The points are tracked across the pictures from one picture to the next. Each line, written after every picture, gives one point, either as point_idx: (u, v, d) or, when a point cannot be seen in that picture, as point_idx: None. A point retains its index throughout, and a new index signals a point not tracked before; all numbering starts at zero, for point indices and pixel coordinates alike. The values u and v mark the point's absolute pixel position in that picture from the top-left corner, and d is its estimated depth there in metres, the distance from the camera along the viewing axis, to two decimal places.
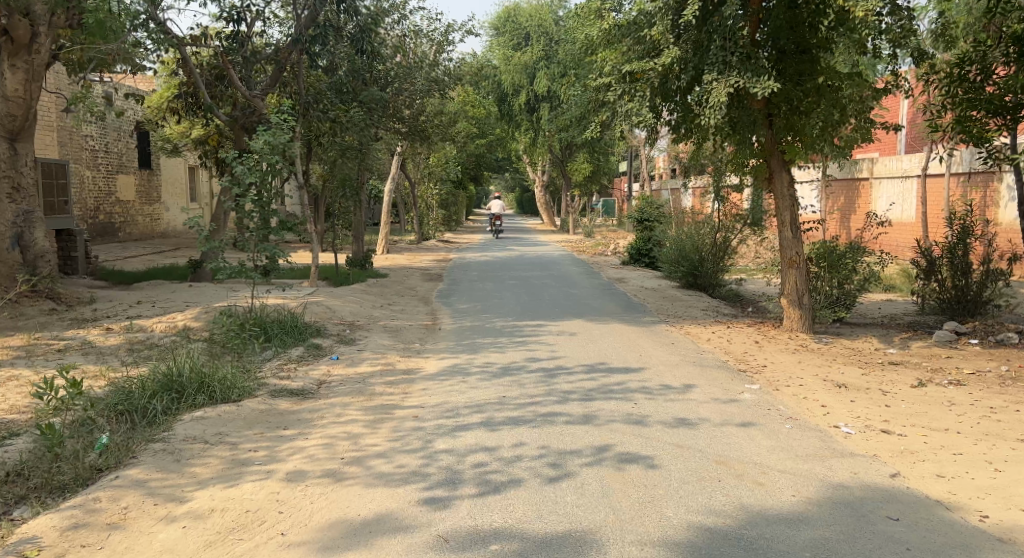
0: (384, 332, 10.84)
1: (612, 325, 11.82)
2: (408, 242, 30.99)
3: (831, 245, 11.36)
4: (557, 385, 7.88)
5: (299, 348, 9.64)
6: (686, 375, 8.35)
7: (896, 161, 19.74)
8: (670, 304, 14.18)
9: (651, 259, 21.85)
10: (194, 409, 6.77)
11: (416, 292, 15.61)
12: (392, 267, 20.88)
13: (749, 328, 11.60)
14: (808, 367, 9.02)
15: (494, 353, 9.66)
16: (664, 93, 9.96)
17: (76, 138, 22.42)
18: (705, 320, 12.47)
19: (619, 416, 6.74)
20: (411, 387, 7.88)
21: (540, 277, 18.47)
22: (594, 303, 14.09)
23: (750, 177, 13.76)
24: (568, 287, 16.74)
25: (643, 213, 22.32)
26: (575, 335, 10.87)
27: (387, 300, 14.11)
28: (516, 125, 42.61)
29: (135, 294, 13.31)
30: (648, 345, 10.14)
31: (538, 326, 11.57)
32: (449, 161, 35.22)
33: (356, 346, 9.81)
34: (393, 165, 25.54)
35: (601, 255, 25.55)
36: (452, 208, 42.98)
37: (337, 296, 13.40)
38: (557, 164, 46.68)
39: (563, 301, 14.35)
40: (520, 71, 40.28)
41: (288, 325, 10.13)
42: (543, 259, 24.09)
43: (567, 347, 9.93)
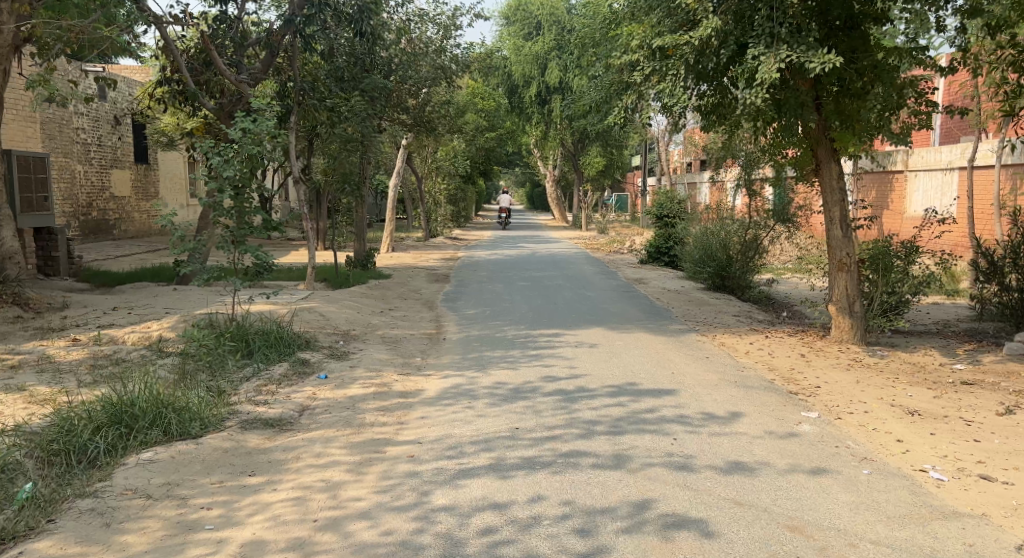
0: (382, 344, 9.68)
1: (636, 335, 10.61)
2: (415, 240, 29.82)
3: (884, 245, 10.19)
4: (579, 413, 6.69)
5: (283, 364, 8.48)
6: (730, 401, 7.13)
7: (934, 153, 18.45)
8: (696, 309, 12.97)
9: (671, 257, 20.62)
10: (143, 449, 5.59)
11: (420, 295, 14.45)
12: (397, 266, 19.74)
13: (790, 338, 10.41)
14: (869, 388, 7.81)
15: (505, 369, 8.48)
16: (699, 72, 8.80)
17: (66, 131, 21.38)
18: (739, 329, 11.27)
19: (657, 457, 5.54)
20: (407, 415, 6.70)
21: (554, 278, 17.29)
22: (614, 307, 12.90)
23: (787, 169, 12.57)
24: (583, 288, 15.56)
25: (662, 207, 21.10)
26: (596, 347, 9.68)
27: (389, 305, 12.95)
28: (527, 117, 41.40)
29: (113, 298, 12.12)
30: (680, 359, 8.93)
31: (554, 336, 10.37)
32: (458, 154, 34.08)
33: (348, 361, 8.63)
34: (398, 159, 24.37)
35: (618, 253, 24.33)
36: (462, 203, 41.82)
37: (334, 301, 12.25)
38: (570, 158, 45.49)
39: (580, 305, 13.19)
40: (531, 62, 39.07)
41: (273, 337, 8.96)
42: (557, 258, 22.90)
43: (589, 363, 8.72)
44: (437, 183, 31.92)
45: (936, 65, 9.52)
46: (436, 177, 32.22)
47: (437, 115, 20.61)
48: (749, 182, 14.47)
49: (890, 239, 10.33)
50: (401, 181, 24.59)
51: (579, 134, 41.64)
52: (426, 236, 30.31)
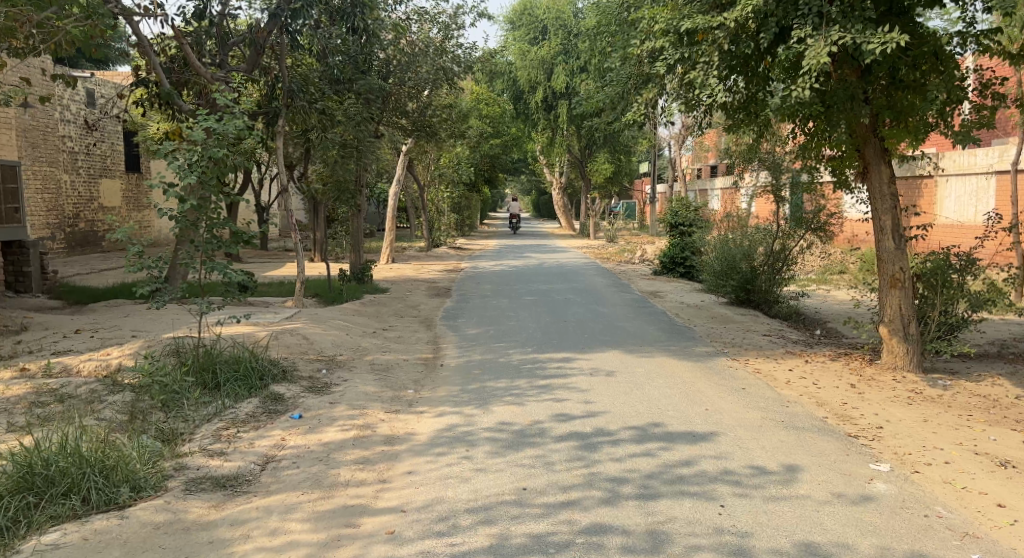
0: (370, 372, 8.53)
1: (659, 360, 9.42)
2: (417, 251, 28.67)
3: (941, 257, 9.01)
4: (600, 468, 5.52)
5: (254, 399, 7.33)
6: (781, 451, 5.96)
7: (968, 156, 17.39)
8: (722, 328, 11.76)
9: (687, 268, 19.42)
10: (50, 527, 4.43)
11: (419, 312, 13.29)
12: (396, 279, 18.59)
13: (835, 365, 9.23)
14: (942, 431, 6.64)
15: (510, 405, 7.32)
16: (733, 59, 7.66)
17: (52, 138, 20.21)
18: (773, 351, 10.08)
19: (703, 537, 4.37)
20: (391, 470, 5.55)
21: (563, 292, 16.13)
22: (632, 326, 11.71)
23: (824, 174, 11.41)
24: (595, 303, 14.37)
25: (677, 215, 19.73)
26: (614, 375, 8.51)
27: (383, 325, 11.81)
28: (533, 124, 40.29)
29: (79, 319, 10.92)
30: (712, 392, 7.74)
31: (566, 361, 9.20)
32: (462, 161, 32.94)
33: (329, 396, 7.45)
34: (399, 164, 23.23)
35: (629, 263, 23.16)
36: (466, 212, 40.67)
37: (322, 321, 11.10)
38: (577, 165, 44.32)
39: (594, 323, 12.02)
40: (537, 66, 38.02)
41: (243, 365, 7.83)
42: (565, 269, 21.77)
43: (607, 397, 7.55)
44: (439, 191, 30.77)
45: (1002, 52, 8.34)
46: (438, 185, 31.08)
47: (439, 116, 19.46)
48: (775, 188, 13.31)
49: (946, 250, 9.15)
50: (402, 188, 23.48)
51: (587, 140, 40.47)
52: (429, 246, 29.16)
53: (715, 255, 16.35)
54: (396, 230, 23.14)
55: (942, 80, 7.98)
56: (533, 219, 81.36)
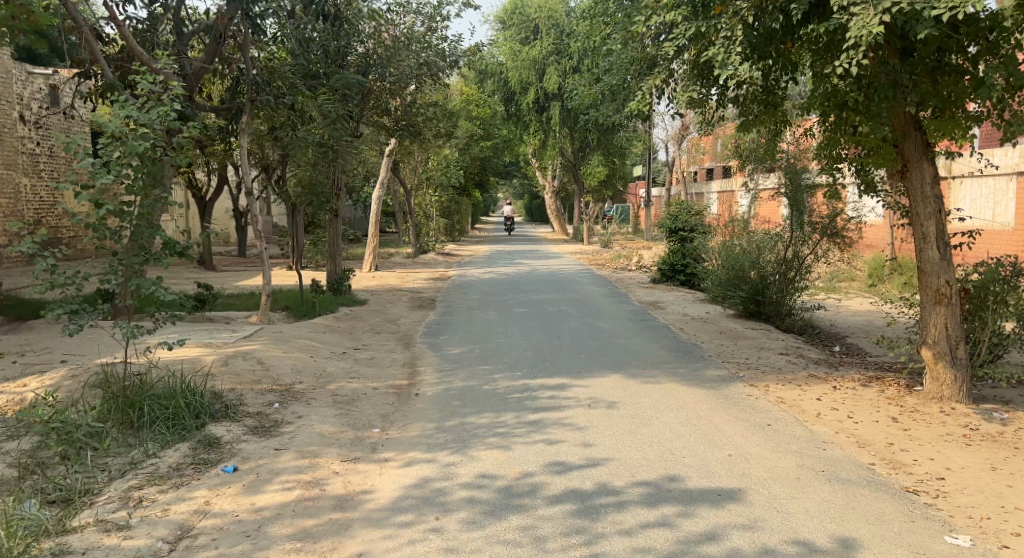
0: (331, 405, 7.31)
1: (667, 385, 8.20)
2: (403, 257, 27.45)
3: (991, 269, 7.85)
4: (603, 547, 4.36)
5: (183, 445, 6.10)
6: (830, 518, 4.78)
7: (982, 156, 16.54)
8: (732, 345, 10.59)
9: (688, 275, 18.26)
10: None
11: (397, 328, 12.08)
12: (378, 289, 17.37)
13: (867, 393, 8.04)
14: (1018, 484, 5.48)
15: (492, 449, 6.12)
16: (757, 35, 6.49)
17: (10, 139, 18.97)
18: (794, 374, 8.89)
19: None
20: (338, 550, 4.37)
21: (556, 303, 14.94)
22: (634, 345, 10.51)
23: (846, 174, 10.27)
24: (590, 316, 13.22)
25: (676, 219, 18.52)
26: (616, 406, 7.31)
27: (355, 343, 10.58)
28: (524, 126, 39.15)
29: (9, 339, 9.67)
30: (733, 431, 6.55)
31: (559, 389, 7.99)
32: (451, 164, 31.72)
33: (277, 438, 6.23)
34: (383, 166, 22.00)
35: (626, 271, 22.00)
36: (456, 217, 39.49)
37: (286, 340, 9.87)
38: (570, 168, 43.16)
39: (589, 341, 10.84)
40: (529, 67, 36.94)
41: (175, 396, 6.59)
42: (559, 277, 20.63)
43: (609, 437, 6.35)
44: (426, 195, 29.54)
45: None
46: (426, 188, 29.84)
47: (424, 115, 18.33)
48: (785, 193, 12.10)
49: (995, 260, 7.99)
50: (385, 192, 22.24)
51: (581, 142, 39.32)
52: (416, 253, 27.92)
53: (719, 264, 15.17)
54: (379, 237, 21.89)
55: (998, 61, 6.68)
56: (525, 222, 80.13)
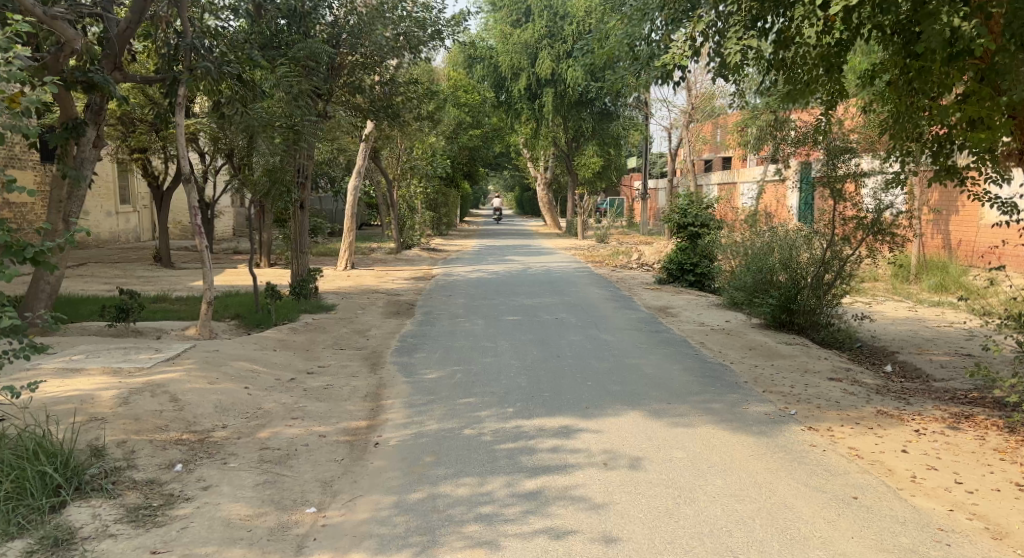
0: (255, 466, 5.39)
1: (702, 430, 6.30)
2: (385, 253, 25.53)
3: None
4: None
5: (17, 543, 4.21)
6: None
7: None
8: (768, 367, 8.72)
9: (697, 275, 16.40)
10: None
11: (365, 342, 10.15)
12: (350, 291, 15.44)
13: (965, 440, 6.15)
14: None
15: (471, 550, 4.23)
16: None
17: None
18: (859, 411, 6.99)
19: None
20: None
21: (552, 309, 13.06)
22: (647, 366, 8.61)
23: (914, 157, 8.41)
24: (594, 325, 11.43)
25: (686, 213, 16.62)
26: (640, 466, 5.43)
27: (309, 366, 8.63)
28: (515, 114, 37.22)
29: None
30: (808, 513, 4.67)
31: (563, 437, 6.08)
32: (437, 153, 29.77)
33: (158, 535, 4.32)
34: (360, 154, 20.09)
35: (627, 269, 20.12)
36: (444, 209, 37.57)
37: (219, 363, 7.92)
38: (563, 159, 41.25)
39: (593, 360, 8.94)
40: (520, 51, 35.03)
41: (22, 459, 4.68)
42: (554, 276, 18.75)
43: (637, 525, 4.46)
44: (411, 185, 27.58)
45: None
46: (411, 178, 27.87)
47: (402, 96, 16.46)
48: (823, 180, 10.22)
49: None
50: (361, 182, 20.30)
51: (574, 131, 37.43)
52: (398, 249, 25.92)
53: (739, 264, 13.27)
54: (356, 231, 19.93)
55: None
56: (515, 216, 78.06)
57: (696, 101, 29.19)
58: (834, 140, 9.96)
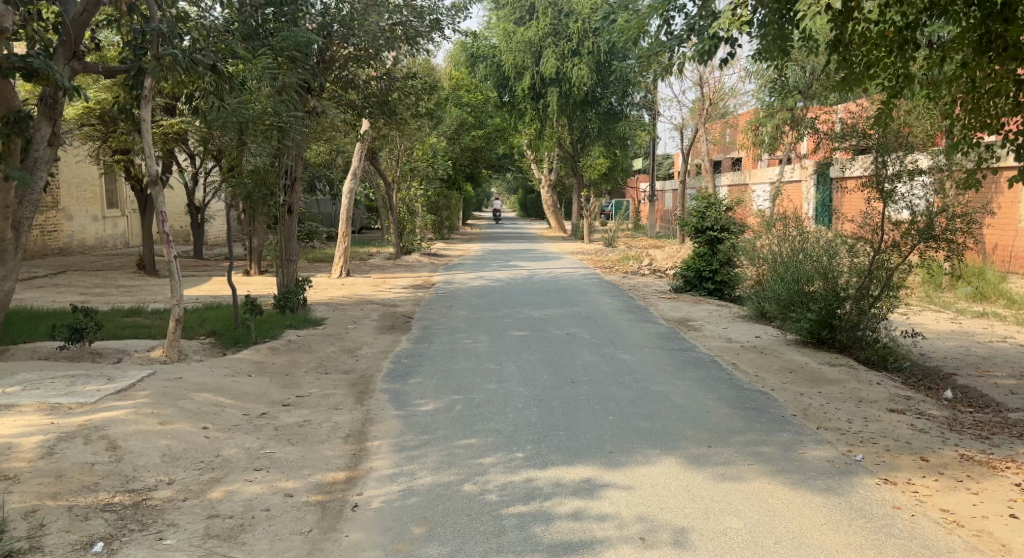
0: (197, 545, 4.24)
1: (755, 485, 5.13)
2: (383, 259, 24.41)
3: None
4: None
5: None
6: None
7: None
8: (814, 396, 7.55)
9: (716, 283, 15.24)
10: None
11: (353, 364, 9.01)
12: (342, 302, 14.30)
13: None
14: None
15: None
16: None
17: None
18: (938, 456, 5.81)
19: None
20: None
21: (562, 323, 11.90)
22: (676, 395, 7.45)
23: (987, 153, 7.24)
24: (609, 341, 10.28)
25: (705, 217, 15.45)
26: (687, 543, 4.27)
27: (286, 396, 7.48)
28: (519, 114, 36.10)
29: None
30: None
31: (586, 497, 4.92)
32: (438, 155, 28.64)
33: None
34: (356, 155, 18.97)
35: (639, 276, 18.97)
36: (445, 213, 36.49)
37: (178, 395, 6.76)
38: (568, 161, 40.08)
39: (613, 386, 7.79)
40: (524, 49, 33.94)
41: None
42: (562, 284, 17.59)
43: None
44: (411, 188, 26.46)
45: None
46: (411, 181, 26.74)
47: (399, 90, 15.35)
48: (870, 180, 9.07)
49: None
50: (357, 185, 19.16)
51: (580, 132, 36.29)
52: (397, 254, 24.76)
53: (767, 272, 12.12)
54: (351, 236, 18.79)
55: None
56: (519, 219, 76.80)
57: (709, 98, 28.10)
58: (880, 136, 8.77)
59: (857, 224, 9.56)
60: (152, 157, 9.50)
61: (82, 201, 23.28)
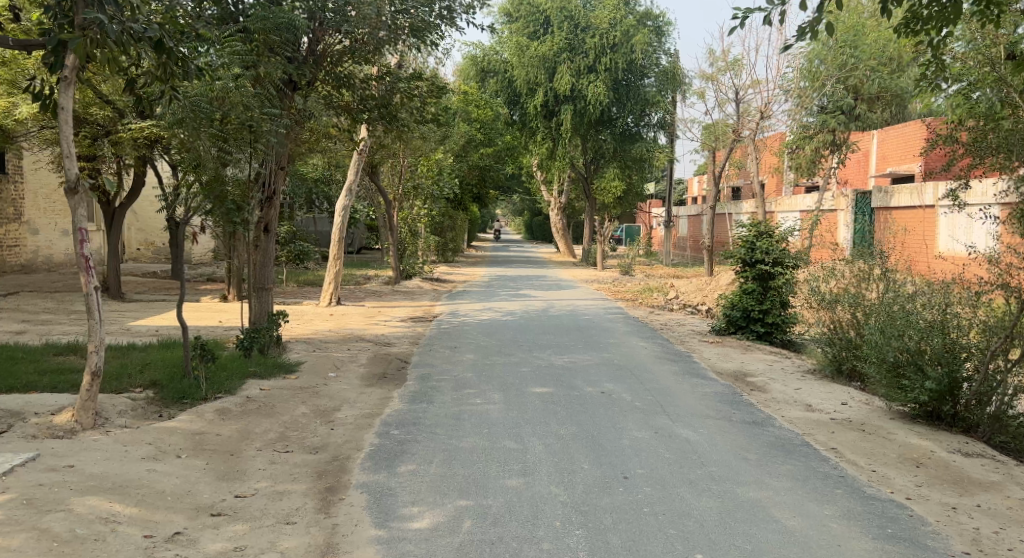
0: None
1: None
2: (381, 284, 22.20)
3: None
4: None
5: None
6: None
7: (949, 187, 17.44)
8: (975, 513, 5.28)
9: (765, 326, 13.07)
10: None
11: (324, 440, 6.77)
12: (327, 338, 12.07)
13: None
14: None
15: None
16: None
17: None
18: None
19: None
20: None
21: (593, 375, 9.61)
22: (778, 508, 5.20)
23: None
24: (660, 406, 8.01)
25: (754, 246, 13.19)
26: None
27: (219, 498, 5.27)
28: (531, 132, 34.01)
29: None
30: None
31: None
32: (443, 172, 26.50)
33: None
34: (352, 166, 16.71)
35: (668, 312, 16.69)
36: (450, 235, 34.33)
37: (49, 504, 4.57)
38: (581, 183, 37.90)
39: (684, 488, 5.53)
40: (538, 64, 31.89)
41: None
42: (583, 319, 15.33)
43: None
44: (414, 208, 24.32)
45: None
46: (413, 199, 24.57)
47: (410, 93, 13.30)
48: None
49: None
50: (352, 200, 16.86)
51: (594, 152, 34.16)
52: (396, 279, 22.51)
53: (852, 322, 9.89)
54: (343, 259, 16.54)
55: None
56: (525, 241, 74.69)
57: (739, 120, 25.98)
58: None
59: (990, 263, 7.34)
60: (72, 157, 7.05)
61: (51, 213, 21.18)
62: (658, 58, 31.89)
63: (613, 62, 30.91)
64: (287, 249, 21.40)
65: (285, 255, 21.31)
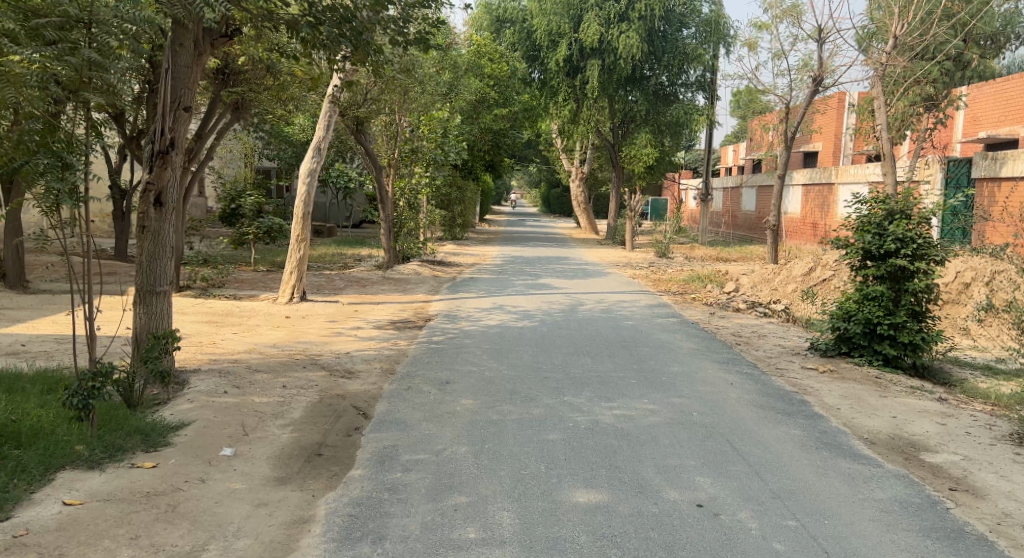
0: None
1: None
2: (370, 269, 18.28)
3: None
4: None
5: None
6: None
7: None
8: None
9: (890, 345, 9.21)
10: None
11: None
12: (259, 364, 8.18)
13: None
14: None
15: None
16: None
17: None
18: None
19: None
20: None
21: (672, 456, 5.64)
22: None
23: None
24: None
25: (880, 232, 9.26)
26: None
27: None
28: (551, 92, 29.85)
29: None
30: None
31: None
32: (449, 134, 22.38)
33: None
34: (322, 118, 12.64)
35: (735, 316, 12.63)
36: (459, 209, 30.25)
37: None
38: (606, 151, 33.65)
39: None
40: (561, 12, 27.85)
41: None
42: (627, 327, 11.31)
43: None
44: (413, 176, 20.35)
45: None
46: (412, 165, 20.51)
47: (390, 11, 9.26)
48: None
49: None
50: (323, 162, 12.84)
51: (622, 115, 29.82)
52: (388, 262, 18.59)
53: None
54: (309, 241, 12.59)
55: None
56: (541, 215, 70.42)
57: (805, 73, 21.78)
58: None
59: None
60: None
61: None
62: (700, 5, 27.61)
63: (648, 9, 26.59)
64: (255, 224, 17.50)
65: (252, 232, 17.38)
